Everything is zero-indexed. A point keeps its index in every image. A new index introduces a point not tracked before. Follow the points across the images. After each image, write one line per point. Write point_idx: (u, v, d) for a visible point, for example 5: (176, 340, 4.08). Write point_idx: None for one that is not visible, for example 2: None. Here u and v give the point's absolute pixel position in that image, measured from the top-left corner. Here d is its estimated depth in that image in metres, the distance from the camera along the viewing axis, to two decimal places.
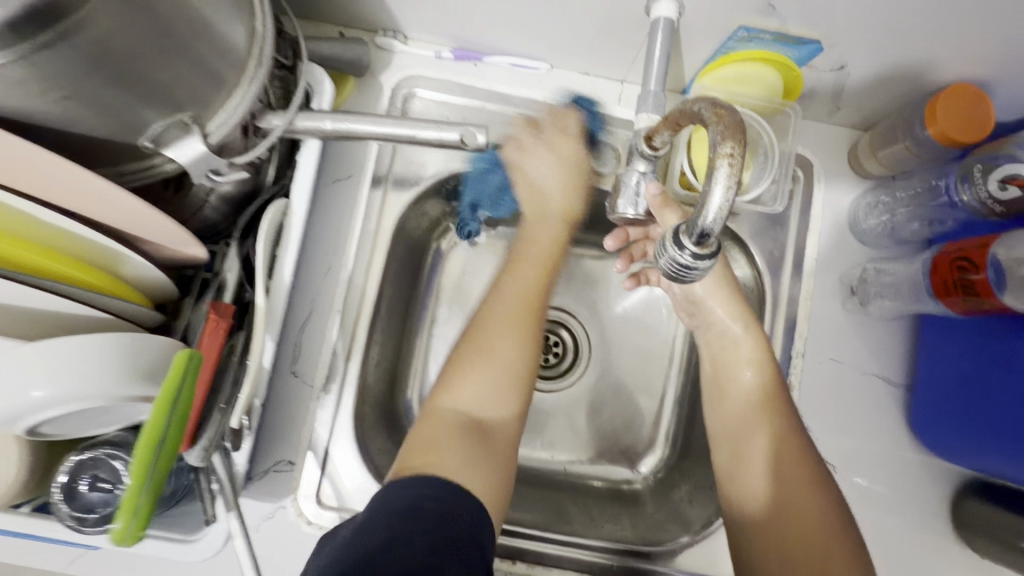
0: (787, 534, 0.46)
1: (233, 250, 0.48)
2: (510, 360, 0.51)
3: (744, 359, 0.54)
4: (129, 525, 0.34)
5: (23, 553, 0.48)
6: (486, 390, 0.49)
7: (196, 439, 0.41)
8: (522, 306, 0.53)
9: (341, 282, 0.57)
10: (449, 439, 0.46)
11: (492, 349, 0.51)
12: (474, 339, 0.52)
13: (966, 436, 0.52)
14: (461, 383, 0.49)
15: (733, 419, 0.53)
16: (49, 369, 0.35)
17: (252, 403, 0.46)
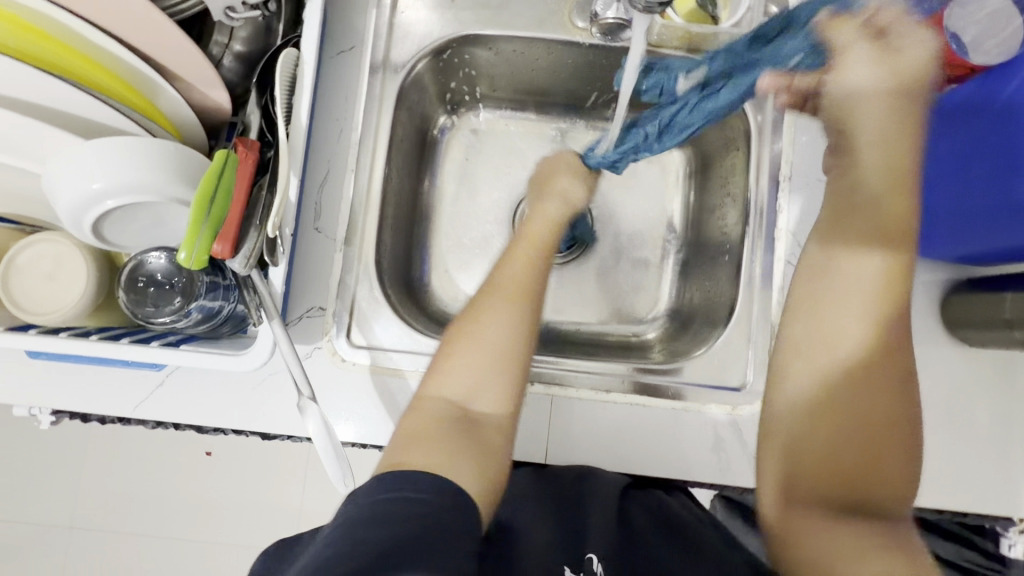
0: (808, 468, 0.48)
1: (254, 99, 0.53)
2: (501, 345, 0.52)
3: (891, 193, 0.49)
4: (192, 249, 0.43)
5: (95, 391, 0.55)
6: (475, 375, 0.51)
7: (238, 248, 0.46)
8: (516, 284, 0.54)
9: (353, 146, 0.62)
10: (432, 427, 0.47)
11: (481, 335, 0.52)
12: (469, 324, 0.53)
13: (947, 218, 0.55)
14: (450, 371, 0.51)
15: (838, 288, 0.49)
16: (105, 163, 0.40)
17: (284, 230, 0.51)
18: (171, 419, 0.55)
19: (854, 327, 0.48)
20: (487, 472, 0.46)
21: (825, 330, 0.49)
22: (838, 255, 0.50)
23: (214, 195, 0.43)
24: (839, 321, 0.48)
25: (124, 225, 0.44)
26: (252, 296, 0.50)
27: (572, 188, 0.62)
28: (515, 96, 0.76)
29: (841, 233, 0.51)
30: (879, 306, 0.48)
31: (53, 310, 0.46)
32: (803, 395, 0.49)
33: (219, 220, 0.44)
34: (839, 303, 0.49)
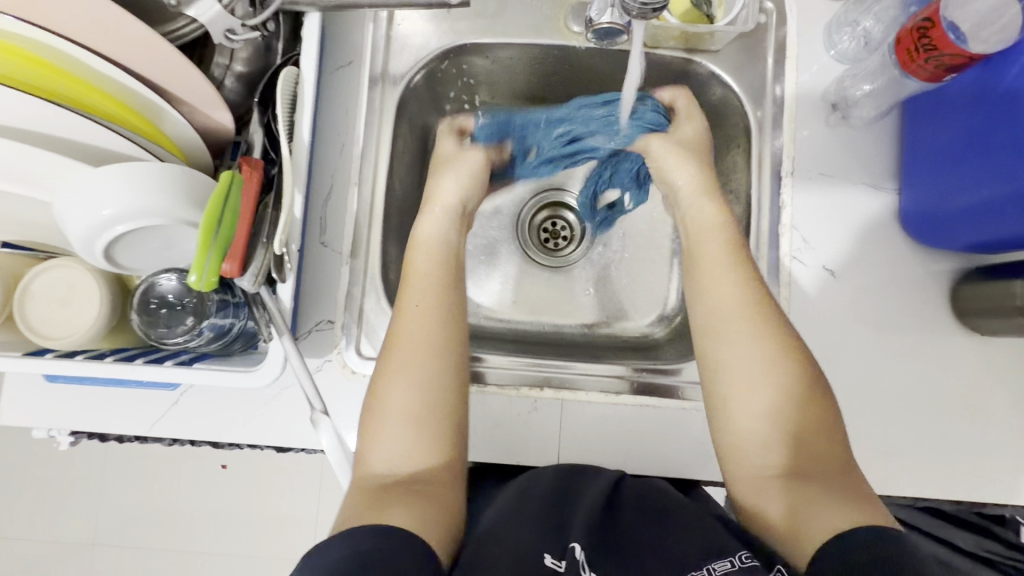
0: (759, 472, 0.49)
1: (256, 118, 0.53)
2: (407, 406, 0.50)
3: (717, 236, 0.57)
4: (201, 276, 0.43)
5: (112, 412, 0.56)
6: (396, 438, 0.50)
7: (246, 267, 0.47)
8: (419, 333, 0.53)
9: (356, 159, 0.63)
10: (359, 499, 0.46)
11: (387, 400, 0.51)
12: (375, 393, 0.52)
13: (961, 207, 0.53)
14: (375, 444, 0.50)
15: (721, 308, 0.53)
16: (114, 190, 0.40)
17: (290, 246, 0.51)
18: (187, 437, 0.55)
19: (736, 318, 0.53)
20: (428, 517, 0.45)
21: (717, 362, 0.52)
22: (710, 304, 0.54)
23: (220, 221, 0.44)
24: (729, 348, 0.52)
25: (134, 249, 0.45)
26: (262, 313, 0.51)
27: (448, 187, 0.63)
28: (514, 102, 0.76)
29: (700, 281, 0.56)
30: (749, 324, 0.52)
31: (68, 333, 0.46)
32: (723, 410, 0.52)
33: (227, 240, 0.45)
34: (734, 325, 0.52)
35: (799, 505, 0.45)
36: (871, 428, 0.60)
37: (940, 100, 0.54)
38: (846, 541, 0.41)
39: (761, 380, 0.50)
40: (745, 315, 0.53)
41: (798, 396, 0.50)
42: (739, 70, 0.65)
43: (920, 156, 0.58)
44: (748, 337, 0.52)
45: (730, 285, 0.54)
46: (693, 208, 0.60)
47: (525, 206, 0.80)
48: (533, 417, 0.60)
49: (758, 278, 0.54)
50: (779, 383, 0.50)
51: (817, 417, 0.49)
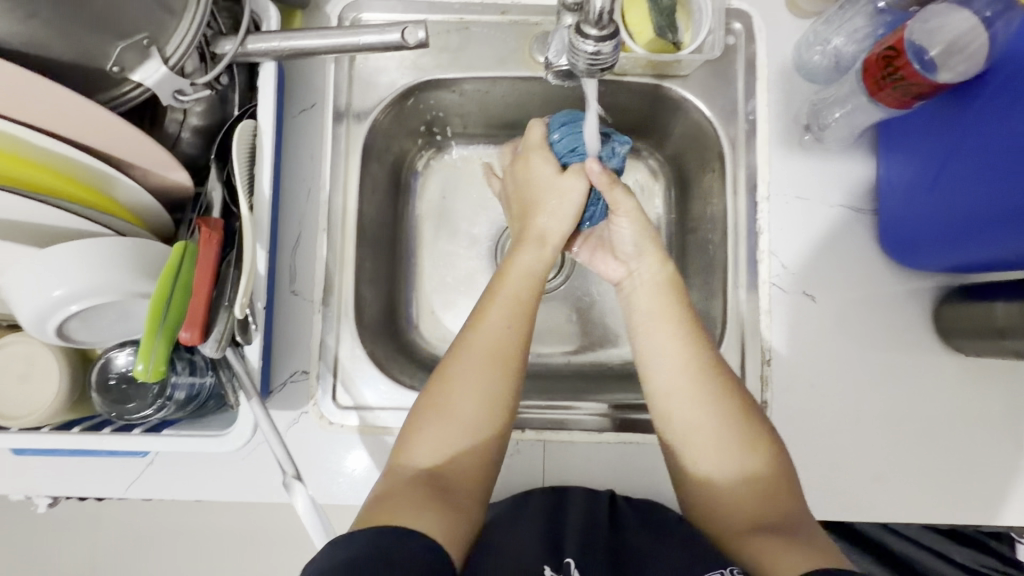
0: (736, 527, 0.47)
1: (215, 174, 0.52)
2: (467, 410, 0.49)
3: (656, 303, 0.54)
4: (148, 363, 0.42)
5: (84, 476, 0.55)
6: (445, 437, 0.48)
7: (207, 333, 0.46)
8: (496, 343, 0.51)
9: (323, 204, 0.61)
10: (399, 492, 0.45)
11: (447, 398, 0.50)
12: (437, 387, 0.51)
13: (938, 229, 0.52)
14: (422, 440, 0.49)
15: (664, 372, 0.51)
16: (64, 269, 0.39)
17: (254, 305, 0.50)
18: (164, 498, 0.54)
19: (686, 386, 0.50)
20: (455, 524, 0.44)
21: (662, 411, 0.51)
22: (654, 365, 0.52)
23: (170, 297, 0.43)
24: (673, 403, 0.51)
25: (92, 326, 0.43)
26: (229, 375, 0.50)
27: (530, 261, 0.56)
28: (487, 131, 0.75)
29: (640, 340, 0.54)
30: (703, 379, 0.50)
31: (29, 412, 0.45)
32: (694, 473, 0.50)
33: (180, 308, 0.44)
34: (673, 392, 0.51)
35: (757, 549, 0.44)
36: (859, 454, 0.59)
37: (911, 122, 0.54)
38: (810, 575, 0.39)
39: (719, 440, 0.49)
40: (685, 381, 0.51)
41: (760, 443, 0.49)
42: (710, 93, 0.64)
43: (894, 178, 0.57)
44: (699, 389, 0.50)
45: (664, 345, 0.52)
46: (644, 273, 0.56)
47: None
48: (515, 459, 0.59)
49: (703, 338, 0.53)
50: (732, 429, 0.49)
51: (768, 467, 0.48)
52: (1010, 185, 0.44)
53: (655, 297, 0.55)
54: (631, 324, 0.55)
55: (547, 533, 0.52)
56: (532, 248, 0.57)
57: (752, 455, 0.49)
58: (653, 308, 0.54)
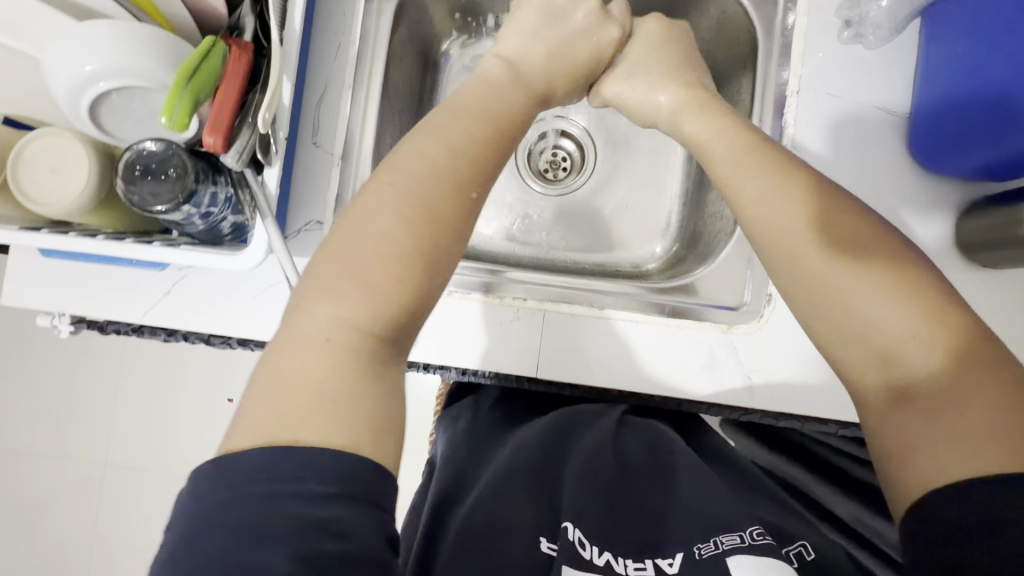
0: (899, 419, 0.39)
1: (249, 5, 0.52)
2: (400, 246, 0.44)
3: (741, 152, 0.51)
4: (169, 114, 0.43)
5: (105, 300, 0.58)
6: (367, 291, 0.42)
7: (230, 144, 0.47)
8: (431, 172, 0.47)
9: (352, 62, 0.62)
10: (320, 356, 0.40)
11: (372, 230, 0.44)
12: (353, 225, 0.45)
13: (971, 171, 0.55)
14: (343, 282, 0.42)
15: (773, 220, 0.47)
16: (97, 47, 0.42)
17: (278, 130, 0.52)
18: (178, 326, 0.58)
19: (798, 228, 0.45)
20: (372, 407, 0.39)
21: (781, 263, 0.46)
22: (765, 214, 0.47)
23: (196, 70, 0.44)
24: (795, 263, 0.45)
25: (122, 114, 0.46)
26: (248, 196, 0.52)
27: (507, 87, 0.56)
28: None
29: (737, 186, 0.50)
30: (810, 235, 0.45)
31: (56, 204, 0.48)
32: (846, 340, 0.42)
33: (198, 94, 0.44)
34: (791, 238, 0.45)
35: (915, 451, 0.38)
36: None
37: (958, 10, 0.52)
38: (942, 495, 0.36)
39: (852, 288, 0.42)
40: (798, 227, 0.45)
41: (909, 307, 0.40)
42: None
43: (933, 77, 0.56)
44: (828, 247, 0.44)
45: (807, 225, 0.45)
46: (693, 126, 0.55)
47: (527, 133, 0.79)
48: (515, 326, 0.60)
49: (815, 183, 0.47)
50: (908, 307, 0.40)
51: (955, 342, 0.39)
52: None
53: (738, 145, 0.51)
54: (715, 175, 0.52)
55: (544, 502, 0.53)
56: (500, 88, 0.55)
57: (891, 308, 0.41)
58: (740, 162, 0.50)
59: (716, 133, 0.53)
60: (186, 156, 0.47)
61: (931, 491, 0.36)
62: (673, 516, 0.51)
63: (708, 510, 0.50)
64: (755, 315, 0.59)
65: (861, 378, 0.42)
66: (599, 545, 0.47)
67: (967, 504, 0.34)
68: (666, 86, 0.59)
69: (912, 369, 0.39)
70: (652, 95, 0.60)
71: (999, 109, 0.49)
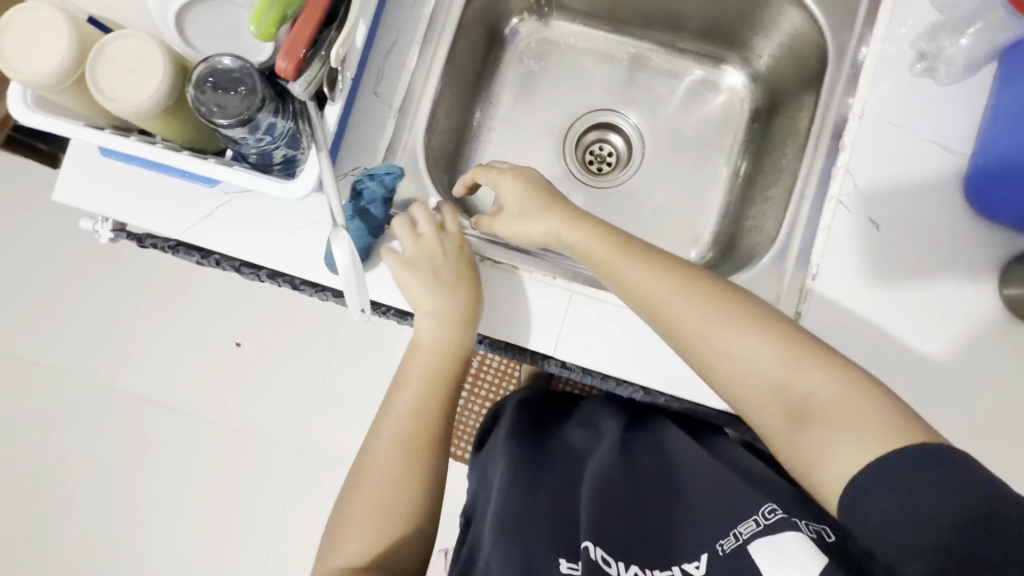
0: (806, 461, 0.47)
1: None
2: (403, 446, 0.58)
3: (613, 248, 0.56)
4: (258, 24, 0.46)
5: (149, 211, 0.59)
6: (368, 518, 0.55)
7: (301, 72, 0.49)
8: (439, 346, 0.60)
9: (424, 20, 0.64)
10: (348, 536, 0.55)
11: (385, 420, 0.59)
12: (372, 437, 0.59)
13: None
14: (351, 525, 0.55)
15: (671, 314, 0.53)
16: None
17: (346, 69, 0.53)
18: (215, 247, 0.59)
19: (699, 326, 0.52)
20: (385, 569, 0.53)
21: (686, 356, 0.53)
22: (664, 303, 0.53)
23: None
24: (701, 362, 0.52)
25: (205, 26, 0.50)
26: (308, 130, 0.53)
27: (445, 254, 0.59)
28: (589, 11, 0.77)
29: (627, 288, 0.55)
30: (718, 376, 0.51)
31: (126, 102, 0.49)
32: (746, 403, 0.50)
33: (285, 8, 0.47)
34: (706, 375, 0.52)
35: (821, 462, 0.46)
36: None
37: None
38: (864, 479, 0.43)
39: (756, 372, 0.50)
40: (698, 328, 0.52)
41: (786, 348, 0.49)
42: (828, 5, 0.63)
43: (1000, 120, 0.55)
44: (724, 331, 0.51)
45: (695, 307, 0.52)
46: (576, 239, 0.58)
47: (578, 121, 0.79)
48: (538, 303, 0.60)
49: (676, 268, 0.55)
50: (778, 350, 0.49)
51: (817, 364, 0.48)
52: None
53: (618, 247, 0.56)
54: (600, 271, 0.57)
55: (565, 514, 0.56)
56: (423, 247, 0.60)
57: (779, 363, 0.49)
58: (620, 258, 0.56)
59: (588, 237, 0.58)
60: (258, 79, 0.48)
61: (855, 478, 0.43)
62: (692, 517, 0.53)
63: (720, 503, 0.53)
64: None
65: (776, 434, 0.49)
66: (624, 560, 0.50)
67: (882, 482, 0.42)
68: (524, 189, 0.61)
69: (801, 407, 0.48)
70: (507, 192, 0.62)
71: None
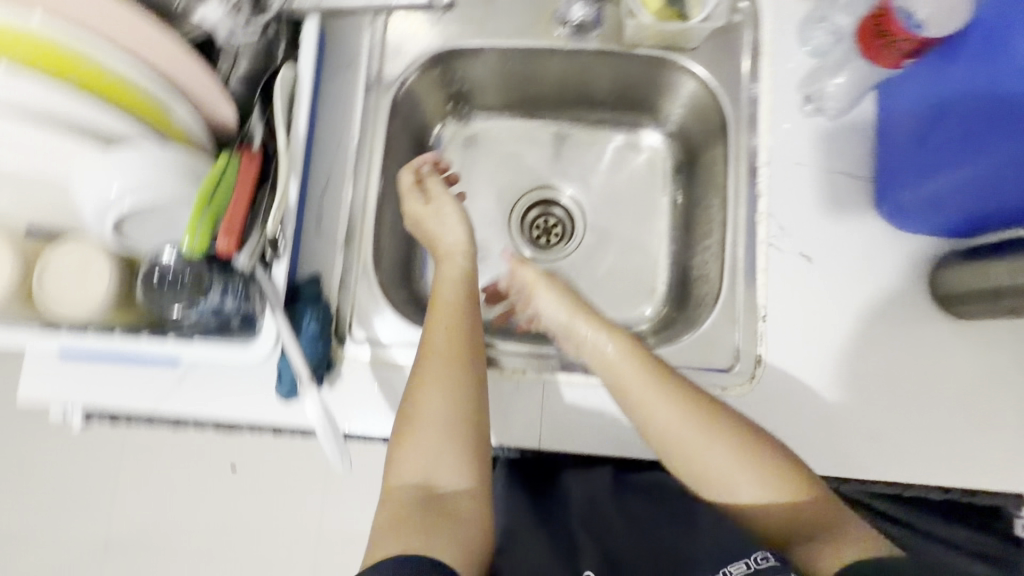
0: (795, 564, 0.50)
1: (258, 113, 0.57)
2: (442, 424, 0.55)
3: (635, 370, 0.57)
4: (191, 240, 0.48)
5: (118, 393, 0.60)
6: (432, 459, 0.54)
7: (242, 245, 0.51)
8: (455, 345, 0.59)
9: (352, 155, 0.67)
10: (403, 514, 0.51)
11: (418, 415, 0.56)
12: (409, 411, 0.56)
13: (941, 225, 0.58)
14: (403, 458, 0.54)
15: (681, 436, 0.54)
16: (127, 172, 0.46)
17: (285, 227, 0.55)
18: (190, 414, 0.60)
19: (709, 445, 0.53)
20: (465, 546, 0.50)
21: (691, 472, 0.55)
22: (665, 423, 0.55)
23: (213, 194, 0.49)
24: (708, 475, 0.54)
25: (143, 228, 0.51)
26: (259, 291, 0.55)
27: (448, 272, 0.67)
28: (505, 103, 0.82)
29: (637, 407, 0.56)
30: (720, 489, 0.53)
31: (81, 307, 0.51)
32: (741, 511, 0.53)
33: (217, 213, 0.50)
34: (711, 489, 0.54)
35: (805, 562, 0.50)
36: (855, 414, 0.59)
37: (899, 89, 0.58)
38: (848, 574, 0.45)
39: (755, 489, 0.52)
40: (706, 448, 0.53)
41: (783, 477, 0.52)
42: (716, 66, 0.69)
43: (890, 144, 0.60)
44: (725, 453, 0.53)
45: (662, 404, 0.55)
46: (614, 352, 0.59)
47: (518, 203, 0.83)
48: (515, 399, 0.62)
49: (690, 387, 0.56)
50: (779, 481, 0.51)
51: (808, 490, 0.51)
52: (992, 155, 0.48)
53: (634, 369, 0.57)
54: (619, 395, 0.58)
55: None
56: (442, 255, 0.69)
57: (779, 487, 0.51)
58: (637, 384, 0.56)
59: (616, 354, 0.59)
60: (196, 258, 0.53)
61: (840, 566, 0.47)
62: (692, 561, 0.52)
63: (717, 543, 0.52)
64: (747, 375, 0.61)
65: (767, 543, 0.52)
66: None
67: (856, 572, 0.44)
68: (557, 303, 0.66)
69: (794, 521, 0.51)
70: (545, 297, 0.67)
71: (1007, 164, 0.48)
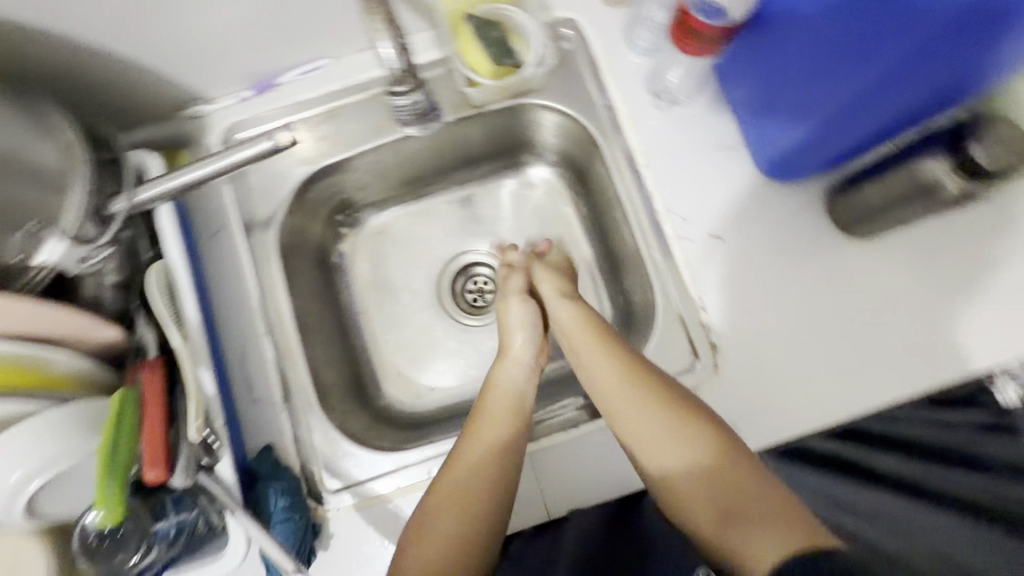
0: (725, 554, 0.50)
1: (143, 318, 0.55)
2: (458, 509, 0.55)
3: (589, 340, 0.63)
4: (106, 510, 0.45)
5: None
6: (443, 529, 0.54)
7: (173, 468, 0.48)
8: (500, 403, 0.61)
9: (257, 310, 0.65)
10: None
11: (443, 484, 0.56)
12: (437, 483, 0.57)
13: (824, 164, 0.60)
14: (427, 518, 0.55)
15: (613, 404, 0.58)
16: (22, 450, 0.43)
17: (213, 424, 0.52)
18: None
19: (648, 419, 0.56)
20: None
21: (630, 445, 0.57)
22: (610, 396, 0.58)
23: (115, 447, 0.46)
24: (644, 449, 0.56)
25: (58, 494, 0.47)
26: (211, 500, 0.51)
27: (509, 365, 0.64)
28: (392, 193, 0.81)
29: (586, 373, 0.61)
30: (657, 467, 0.55)
31: None
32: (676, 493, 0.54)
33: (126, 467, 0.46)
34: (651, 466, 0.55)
35: (741, 550, 0.49)
36: (820, 363, 0.61)
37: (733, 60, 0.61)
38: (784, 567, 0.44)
39: (691, 464, 0.53)
40: (644, 418, 0.56)
41: (715, 457, 0.53)
42: (565, 94, 0.71)
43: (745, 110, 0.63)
44: (660, 427, 0.55)
45: (607, 376, 0.59)
46: (567, 320, 0.65)
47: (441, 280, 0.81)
48: None
49: (639, 361, 0.60)
50: (711, 458, 0.53)
51: (744, 473, 0.52)
52: (848, 89, 0.49)
53: (589, 339, 0.63)
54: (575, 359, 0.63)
55: None
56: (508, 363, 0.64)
57: (715, 464, 0.53)
58: (585, 349, 0.62)
59: (577, 329, 0.64)
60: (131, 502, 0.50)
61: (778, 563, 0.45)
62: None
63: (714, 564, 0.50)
64: (710, 367, 0.62)
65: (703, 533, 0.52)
66: None
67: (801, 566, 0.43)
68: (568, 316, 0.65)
69: (729, 505, 0.51)
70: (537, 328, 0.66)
71: (900, 67, 0.44)
